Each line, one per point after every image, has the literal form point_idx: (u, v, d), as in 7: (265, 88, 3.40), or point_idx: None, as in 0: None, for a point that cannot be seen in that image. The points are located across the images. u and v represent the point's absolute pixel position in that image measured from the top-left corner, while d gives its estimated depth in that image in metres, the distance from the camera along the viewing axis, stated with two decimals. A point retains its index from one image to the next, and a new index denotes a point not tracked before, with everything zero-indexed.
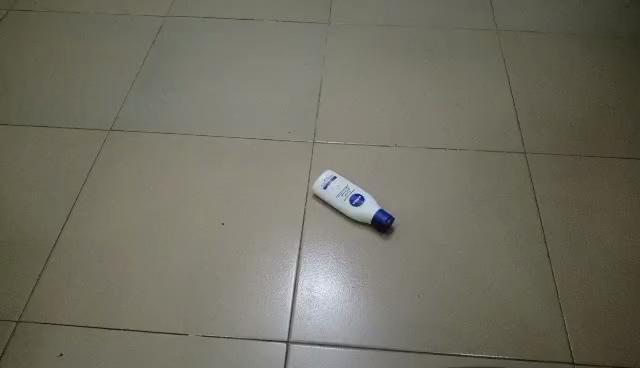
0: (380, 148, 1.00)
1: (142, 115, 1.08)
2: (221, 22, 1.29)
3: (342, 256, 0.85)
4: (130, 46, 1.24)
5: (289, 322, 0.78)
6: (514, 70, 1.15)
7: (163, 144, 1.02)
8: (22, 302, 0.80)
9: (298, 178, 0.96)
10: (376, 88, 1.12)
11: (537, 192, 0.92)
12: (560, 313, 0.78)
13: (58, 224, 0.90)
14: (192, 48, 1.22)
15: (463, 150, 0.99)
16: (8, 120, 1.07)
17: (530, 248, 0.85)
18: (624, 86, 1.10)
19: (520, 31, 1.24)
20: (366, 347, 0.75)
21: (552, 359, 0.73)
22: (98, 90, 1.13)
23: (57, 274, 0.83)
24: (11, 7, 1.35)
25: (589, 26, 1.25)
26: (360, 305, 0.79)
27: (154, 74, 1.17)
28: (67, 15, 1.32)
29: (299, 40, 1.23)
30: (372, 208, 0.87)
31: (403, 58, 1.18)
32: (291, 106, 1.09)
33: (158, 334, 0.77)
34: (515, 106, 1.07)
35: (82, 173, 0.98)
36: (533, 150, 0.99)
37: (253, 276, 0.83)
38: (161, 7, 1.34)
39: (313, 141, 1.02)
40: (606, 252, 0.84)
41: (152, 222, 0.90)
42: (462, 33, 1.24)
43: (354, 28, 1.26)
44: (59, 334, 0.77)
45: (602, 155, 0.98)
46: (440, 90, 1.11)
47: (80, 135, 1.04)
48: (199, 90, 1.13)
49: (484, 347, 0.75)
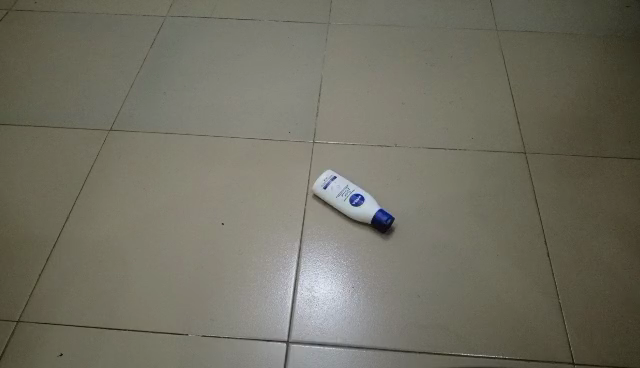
0: (380, 148, 1.00)
1: (142, 115, 1.08)
2: (221, 23, 1.29)
3: (342, 256, 0.85)
4: (130, 45, 1.24)
5: (289, 322, 0.78)
6: (515, 70, 1.15)
7: (164, 144, 1.02)
8: (21, 302, 0.80)
9: (297, 178, 0.96)
10: (377, 87, 1.12)
11: (537, 193, 0.92)
12: (560, 312, 0.78)
13: (58, 223, 0.90)
14: (192, 48, 1.22)
15: (463, 150, 0.99)
16: (7, 120, 1.07)
17: (531, 248, 0.85)
18: (624, 86, 1.11)
19: (520, 31, 1.24)
20: (366, 347, 0.75)
21: (552, 359, 0.74)
22: (98, 90, 1.13)
23: (57, 273, 0.83)
24: (10, 7, 1.35)
25: (590, 27, 1.25)
26: (360, 305, 0.79)
27: (154, 74, 1.16)
28: (67, 15, 1.32)
29: (299, 40, 1.23)
30: (372, 207, 0.87)
31: (404, 57, 1.18)
32: (291, 107, 1.09)
33: (158, 334, 0.77)
34: (516, 106, 1.07)
35: (83, 173, 0.98)
36: (533, 150, 0.99)
37: (253, 275, 0.83)
38: (161, 7, 1.34)
39: (313, 140, 1.02)
40: (606, 252, 0.84)
41: (153, 222, 0.90)
42: (462, 32, 1.24)
43: (355, 28, 1.26)
44: (58, 334, 0.77)
45: (602, 154, 0.98)
46: (439, 90, 1.11)
47: (80, 135, 1.04)
48: (199, 90, 1.12)
49: (483, 347, 0.75)
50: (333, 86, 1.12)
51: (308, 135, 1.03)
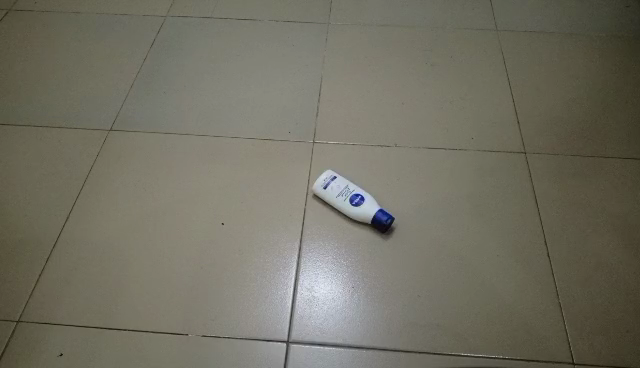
0: (380, 148, 1.00)
1: (141, 115, 1.08)
2: (221, 23, 1.29)
3: (342, 256, 0.85)
4: (130, 45, 1.24)
5: (289, 322, 0.78)
6: (515, 70, 1.15)
7: (164, 144, 1.02)
8: (21, 302, 0.80)
9: (297, 178, 0.96)
10: (377, 87, 1.12)
11: (537, 193, 0.92)
12: (560, 312, 0.78)
13: (58, 223, 0.90)
14: (192, 48, 1.22)
15: (463, 150, 0.99)
16: (7, 120, 1.07)
17: (531, 248, 0.85)
18: (624, 86, 1.11)
19: (520, 31, 1.24)
20: (366, 347, 0.75)
21: (552, 359, 0.74)
22: (98, 90, 1.13)
23: (57, 273, 0.83)
24: (10, 7, 1.35)
25: (590, 27, 1.25)
26: (360, 305, 0.79)
27: (154, 74, 1.16)
28: (67, 15, 1.32)
29: (299, 40, 1.23)
30: (372, 207, 0.87)
31: (404, 58, 1.18)
32: (291, 107, 1.09)
33: (158, 334, 0.77)
34: (515, 106, 1.07)
35: (83, 172, 0.98)
36: (533, 150, 0.99)
37: (253, 275, 0.83)
38: (161, 7, 1.34)
39: (313, 140, 1.02)
40: (606, 252, 0.84)
41: (153, 222, 0.90)
42: (462, 33, 1.24)
43: (355, 28, 1.26)
44: (58, 334, 0.77)
45: (602, 154, 0.98)
46: (439, 90, 1.11)
47: (81, 135, 1.04)
48: (199, 90, 1.12)
49: (483, 347, 0.75)
50: (333, 86, 1.12)
51: (308, 135, 1.03)
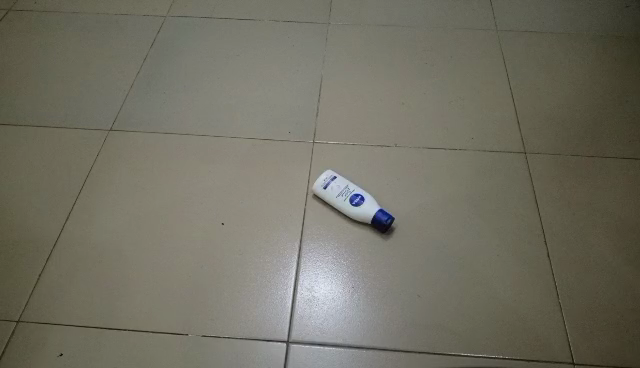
0: (380, 148, 1.00)
1: (141, 115, 1.08)
2: (221, 23, 1.29)
3: (342, 256, 0.85)
4: (130, 45, 1.24)
5: (289, 322, 0.78)
6: (515, 70, 1.15)
7: (164, 144, 1.02)
8: (21, 302, 0.80)
9: (297, 178, 0.96)
10: (377, 87, 1.12)
11: (537, 193, 0.93)
12: (560, 312, 0.78)
13: (58, 223, 0.90)
14: (192, 48, 1.22)
15: (463, 150, 1.00)
16: (7, 120, 1.07)
17: (530, 248, 0.85)
18: (623, 86, 1.11)
19: (520, 31, 1.24)
20: (366, 347, 0.75)
21: (552, 358, 0.74)
22: (98, 90, 1.13)
23: (57, 274, 0.83)
24: (10, 7, 1.35)
25: (590, 27, 1.25)
26: (360, 305, 0.80)
27: (154, 74, 1.16)
28: (66, 15, 1.32)
29: (299, 40, 1.24)
30: (372, 207, 0.87)
31: (404, 58, 1.18)
32: (291, 106, 1.09)
33: (158, 334, 0.77)
34: (515, 106, 1.07)
35: (83, 172, 0.98)
36: (533, 150, 0.99)
37: (253, 275, 0.83)
38: (161, 7, 1.34)
39: (313, 140, 1.02)
40: (605, 251, 0.84)
41: (152, 222, 0.90)
42: (463, 32, 1.24)
43: (354, 28, 1.26)
44: (58, 334, 0.77)
45: (601, 154, 0.99)
46: (439, 90, 1.11)
47: (81, 135, 1.04)
48: (199, 90, 1.12)
49: (484, 347, 0.75)
50: (333, 86, 1.12)
51: (308, 135, 1.03)
